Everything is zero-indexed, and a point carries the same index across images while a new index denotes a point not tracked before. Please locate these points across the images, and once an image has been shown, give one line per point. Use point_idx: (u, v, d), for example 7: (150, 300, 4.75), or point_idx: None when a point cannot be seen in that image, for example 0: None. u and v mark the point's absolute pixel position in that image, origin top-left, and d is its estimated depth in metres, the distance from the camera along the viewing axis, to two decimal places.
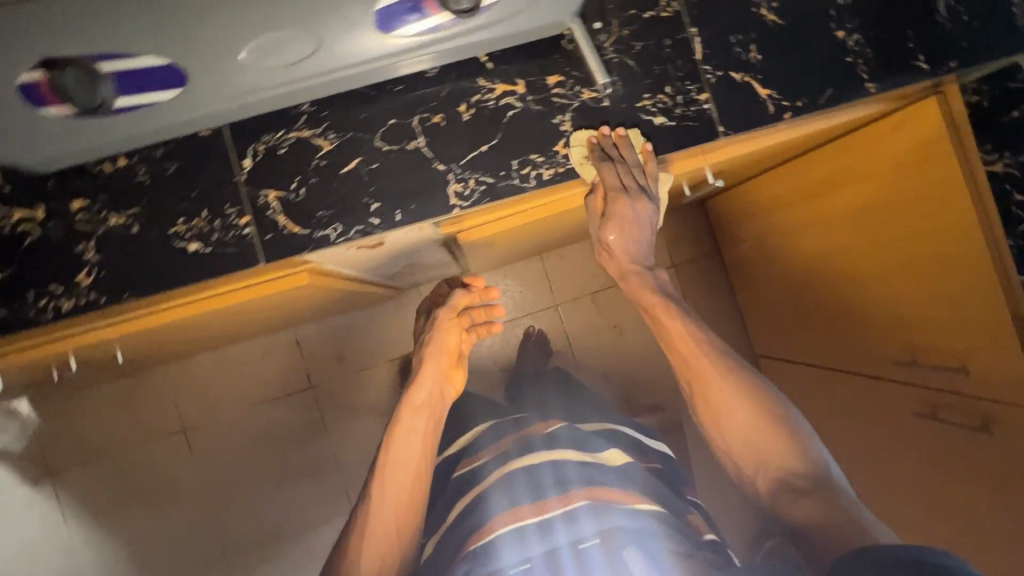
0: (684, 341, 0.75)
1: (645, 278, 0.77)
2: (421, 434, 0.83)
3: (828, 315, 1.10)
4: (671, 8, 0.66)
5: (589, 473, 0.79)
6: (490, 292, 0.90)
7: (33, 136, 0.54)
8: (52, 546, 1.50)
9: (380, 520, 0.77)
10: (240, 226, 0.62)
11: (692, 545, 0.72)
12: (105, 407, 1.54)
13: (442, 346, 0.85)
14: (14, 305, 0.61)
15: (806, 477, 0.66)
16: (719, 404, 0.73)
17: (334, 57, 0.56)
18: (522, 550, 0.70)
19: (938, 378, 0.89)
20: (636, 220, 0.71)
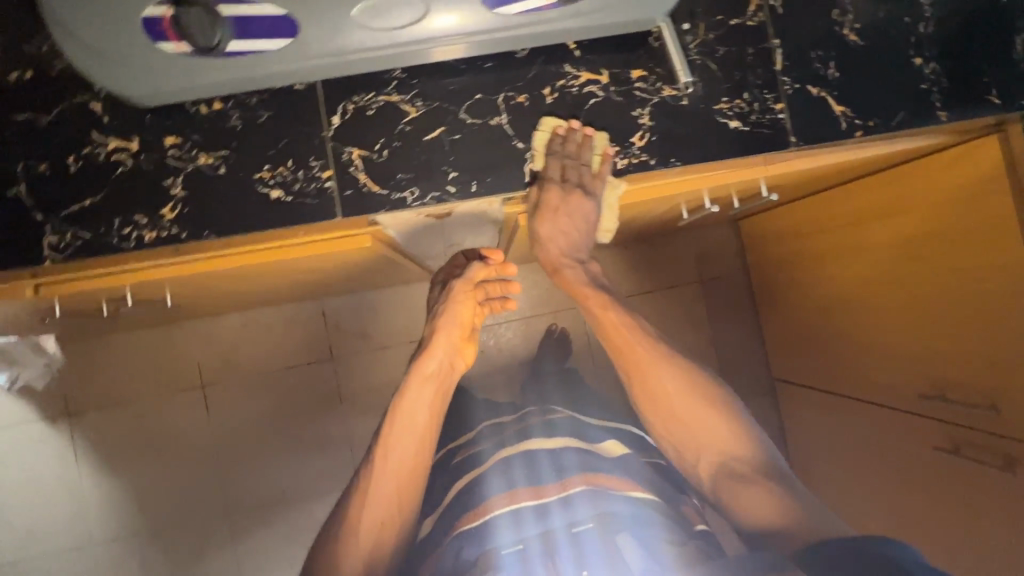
0: (618, 331, 0.81)
1: (577, 271, 0.79)
2: (428, 403, 0.83)
3: (851, 343, 1.11)
4: (757, 18, 0.68)
5: (586, 460, 0.79)
6: (507, 269, 0.85)
7: (145, 70, 0.57)
8: (63, 485, 1.52)
9: (381, 489, 0.79)
10: (322, 179, 0.64)
11: (684, 533, 0.73)
12: (127, 354, 1.55)
13: (456, 318, 0.84)
14: (100, 230, 0.63)
15: (743, 460, 0.77)
16: (660, 394, 0.80)
17: (438, 26, 0.58)
18: (517, 531, 0.71)
19: (965, 415, 0.90)
20: (572, 212, 0.70)
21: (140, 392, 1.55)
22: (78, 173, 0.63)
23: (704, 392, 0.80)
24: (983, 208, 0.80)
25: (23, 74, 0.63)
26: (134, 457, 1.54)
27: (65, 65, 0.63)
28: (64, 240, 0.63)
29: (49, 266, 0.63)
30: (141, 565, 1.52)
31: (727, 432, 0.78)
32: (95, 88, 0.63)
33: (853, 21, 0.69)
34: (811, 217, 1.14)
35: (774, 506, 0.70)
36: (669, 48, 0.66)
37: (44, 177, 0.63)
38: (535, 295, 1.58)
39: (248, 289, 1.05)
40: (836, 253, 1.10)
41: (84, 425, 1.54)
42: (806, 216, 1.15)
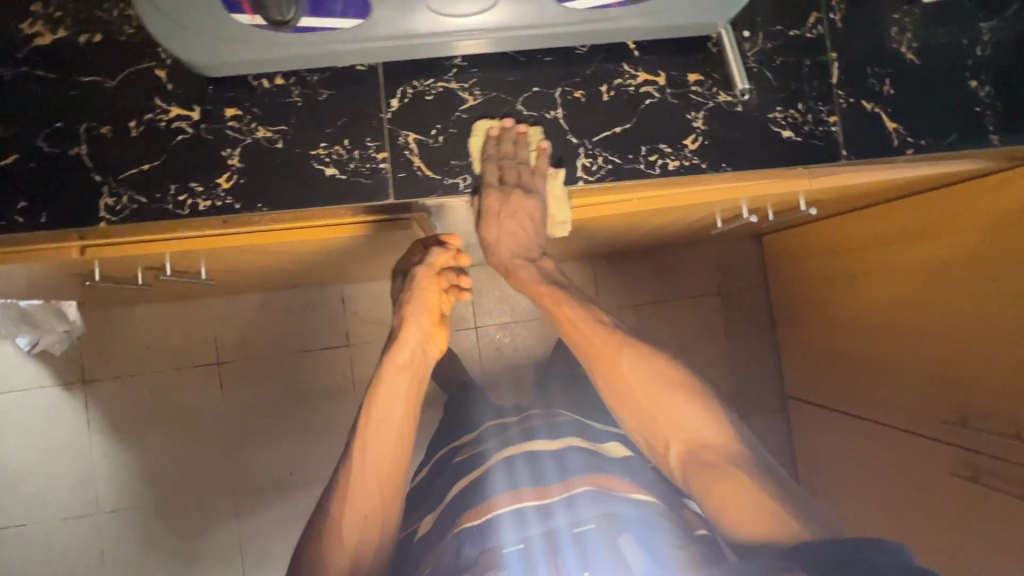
0: (579, 326, 0.74)
1: (532, 271, 0.73)
2: (403, 395, 0.79)
3: (872, 367, 1.10)
4: (816, 30, 0.68)
5: (590, 461, 0.81)
6: (462, 258, 0.82)
7: (217, 40, 0.57)
8: (71, 451, 1.51)
9: (363, 483, 0.75)
10: (377, 160, 0.65)
11: (688, 536, 0.70)
12: (144, 326, 1.55)
13: (424, 305, 0.80)
14: (155, 195, 0.64)
15: (713, 449, 0.70)
16: (626, 384, 0.73)
17: (506, 16, 0.59)
18: (520, 530, 0.72)
19: (987, 443, 0.89)
20: (521, 211, 0.67)
21: (156, 365, 1.55)
22: (138, 138, 0.64)
23: (673, 376, 0.73)
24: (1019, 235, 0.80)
25: (92, 38, 0.64)
26: (144, 430, 1.54)
27: (134, 31, 0.64)
28: (120, 203, 0.63)
29: (103, 227, 0.64)
30: (143, 538, 1.51)
31: (696, 418, 0.71)
32: (161, 56, 0.64)
33: (911, 40, 0.69)
34: (841, 238, 1.14)
35: (752, 507, 0.63)
36: (728, 54, 0.66)
37: (104, 139, 0.64)
38: None
39: (278, 267, 1.05)
40: (862, 276, 1.10)
41: (97, 395, 1.53)
42: (835, 237, 1.16)
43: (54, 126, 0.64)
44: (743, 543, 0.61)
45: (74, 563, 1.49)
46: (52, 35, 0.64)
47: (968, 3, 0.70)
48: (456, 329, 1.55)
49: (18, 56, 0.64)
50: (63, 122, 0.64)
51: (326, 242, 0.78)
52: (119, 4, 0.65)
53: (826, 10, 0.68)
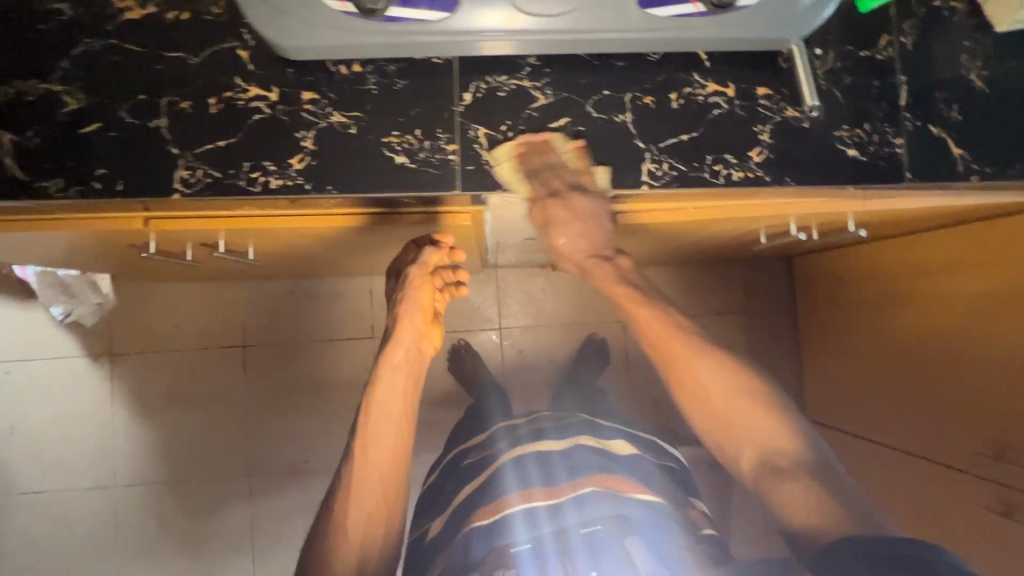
0: (657, 325, 0.77)
1: (607, 268, 0.78)
2: (402, 392, 0.81)
3: (907, 399, 1.09)
4: (886, 53, 0.69)
5: (602, 462, 0.81)
6: (456, 254, 0.87)
7: (307, 24, 0.59)
8: (93, 422, 1.52)
9: (368, 483, 0.75)
10: (446, 151, 0.66)
11: (689, 537, 0.71)
12: (172, 303, 1.56)
13: (417, 304, 0.84)
14: (228, 171, 0.65)
15: (789, 459, 0.66)
16: (698, 389, 0.73)
17: (588, 19, 0.60)
18: (532, 529, 0.71)
19: (1018, 477, 0.87)
20: (580, 215, 0.70)
21: (181, 343, 1.56)
22: (216, 115, 0.65)
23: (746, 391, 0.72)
24: None
25: (179, 15, 0.66)
26: (165, 407, 1.54)
27: (221, 12, 0.66)
28: (195, 176, 0.65)
29: (175, 199, 0.65)
30: (157, 513, 1.52)
31: (768, 427, 0.69)
32: (245, 37, 0.66)
33: (981, 69, 0.70)
34: (876, 269, 1.15)
35: (814, 502, 0.60)
36: (799, 71, 0.67)
37: (184, 113, 0.65)
38: (579, 303, 1.58)
39: (320, 253, 1.06)
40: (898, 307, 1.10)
41: (122, 368, 1.54)
42: (872, 268, 1.17)
43: (136, 98, 0.65)
44: (795, 536, 0.58)
45: (88, 534, 1.50)
46: (141, 10, 0.66)
47: None
48: (481, 329, 1.55)
49: (107, 28, 0.66)
50: (146, 95, 0.65)
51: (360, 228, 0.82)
52: None
53: (897, 33, 0.69)
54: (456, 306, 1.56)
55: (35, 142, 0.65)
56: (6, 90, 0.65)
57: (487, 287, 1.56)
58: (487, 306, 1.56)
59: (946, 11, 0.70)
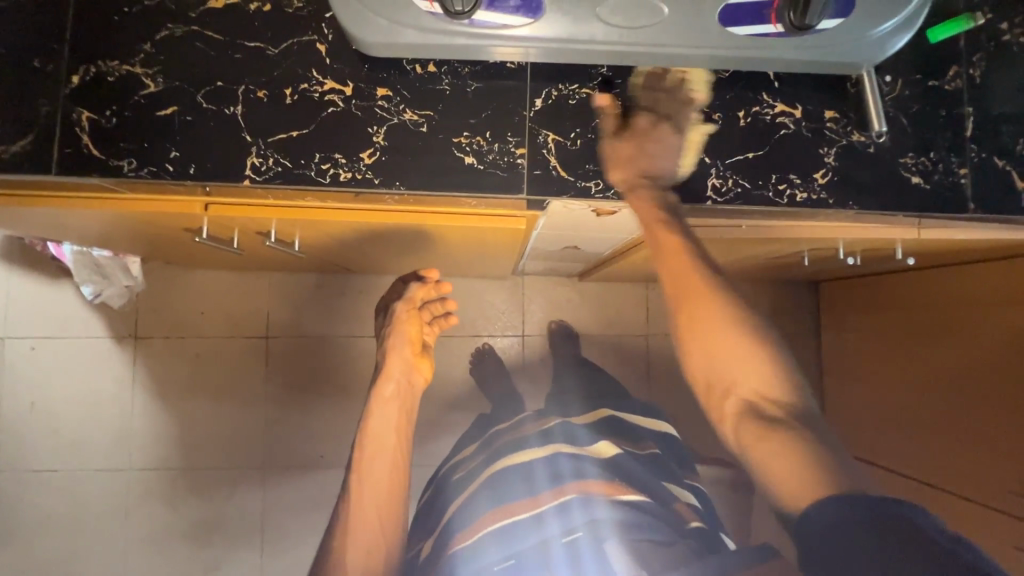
0: (677, 256, 0.65)
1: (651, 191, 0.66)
2: (394, 424, 0.88)
3: (939, 440, 1.10)
4: (954, 83, 0.70)
5: (557, 471, 0.88)
6: (444, 287, 0.95)
7: (391, 22, 0.60)
8: (113, 403, 1.52)
9: (365, 515, 0.78)
10: (515, 155, 0.67)
11: (674, 535, 0.76)
12: (201, 291, 1.56)
13: (404, 338, 0.91)
14: (300, 162, 0.66)
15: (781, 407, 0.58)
16: (728, 347, 0.61)
17: (668, 34, 0.61)
18: (499, 549, 0.77)
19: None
20: (660, 140, 0.66)
21: (205, 330, 1.56)
22: (291, 106, 0.66)
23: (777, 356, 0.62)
24: None
25: (262, 6, 0.67)
26: (185, 395, 1.54)
27: (302, 5, 0.67)
28: (266, 164, 0.66)
29: (244, 186, 0.66)
30: (169, 501, 1.51)
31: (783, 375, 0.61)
32: (324, 31, 0.67)
33: None
34: (909, 323, 1.18)
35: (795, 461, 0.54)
36: (869, 97, 0.68)
37: (260, 102, 0.66)
38: (604, 315, 1.58)
39: (360, 249, 1.07)
40: (930, 358, 1.12)
41: (145, 352, 1.54)
42: (905, 320, 1.19)
43: (214, 84, 0.66)
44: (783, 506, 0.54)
45: (100, 516, 1.49)
46: None
47: None
48: (504, 334, 1.55)
49: (191, 15, 0.67)
50: (224, 82, 0.66)
51: (409, 226, 0.81)
52: None
53: (965, 65, 0.70)
54: (482, 309, 1.55)
55: (113, 122, 0.66)
56: (89, 69, 0.66)
57: (514, 293, 1.57)
58: (512, 312, 1.56)
59: (1015, 45, 0.70)
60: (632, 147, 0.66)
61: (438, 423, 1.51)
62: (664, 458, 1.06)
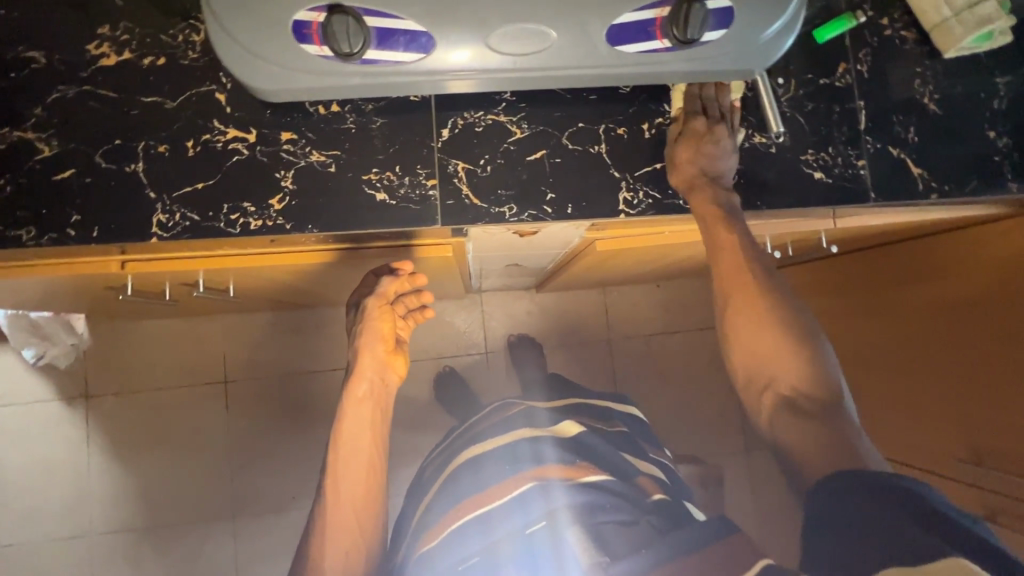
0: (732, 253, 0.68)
1: (711, 190, 0.68)
2: (368, 427, 0.79)
3: (888, 399, 1.13)
4: (844, 80, 0.73)
5: (518, 457, 0.86)
6: (417, 280, 0.81)
7: (283, 68, 0.60)
8: (68, 467, 1.46)
9: (339, 517, 0.74)
10: (427, 187, 0.67)
11: (636, 512, 0.78)
12: (151, 340, 1.52)
13: (376, 336, 0.79)
14: (208, 214, 0.65)
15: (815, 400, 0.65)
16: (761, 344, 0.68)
17: (558, 57, 0.62)
18: (463, 549, 0.76)
19: (988, 479, 0.94)
20: (719, 142, 0.67)
21: (160, 380, 1.52)
22: (194, 157, 0.66)
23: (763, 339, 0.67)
24: (1008, 280, 0.88)
25: (155, 61, 0.67)
26: (145, 450, 1.49)
27: (197, 56, 0.67)
28: (173, 220, 0.65)
29: (153, 243, 0.65)
30: (135, 562, 1.45)
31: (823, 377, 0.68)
32: (222, 80, 0.67)
33: (932, 93, 0.74)
34: (852, 279, 1.17)
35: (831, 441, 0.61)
36: (764, 99, 0.70)
37: (162, 157, 0.65)
38: (564, 323, 1.59)
39: (301, 287, 1.05)
40: (879, 314, 1.12)
41: (98, 410, 1.49)
42: (850, 277, 1.18)
43: (112, 143, 0.65)
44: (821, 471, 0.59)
45: None
46: (116, 56, 0.66)
47: (985, 59, 0.75)
48: (467, 354, 1.55)
49: (82, 75, 0.66)
50: (122, 140, 0.65)
51: (334, 262, 0.81)
52: (184, 30, 0.67)
53: (853, 61, 0.73)
54: (441, 331, 1.55)
55: (8, 191, 0.64)
56: None
57: (473, 312, 1.56)
58: (472, 331, 1.56)
59: (897, 39, 0.74)
60: (692, 150, 0.67)
61: (406, 450, 1.49)
62: (634, 437, 1.05)
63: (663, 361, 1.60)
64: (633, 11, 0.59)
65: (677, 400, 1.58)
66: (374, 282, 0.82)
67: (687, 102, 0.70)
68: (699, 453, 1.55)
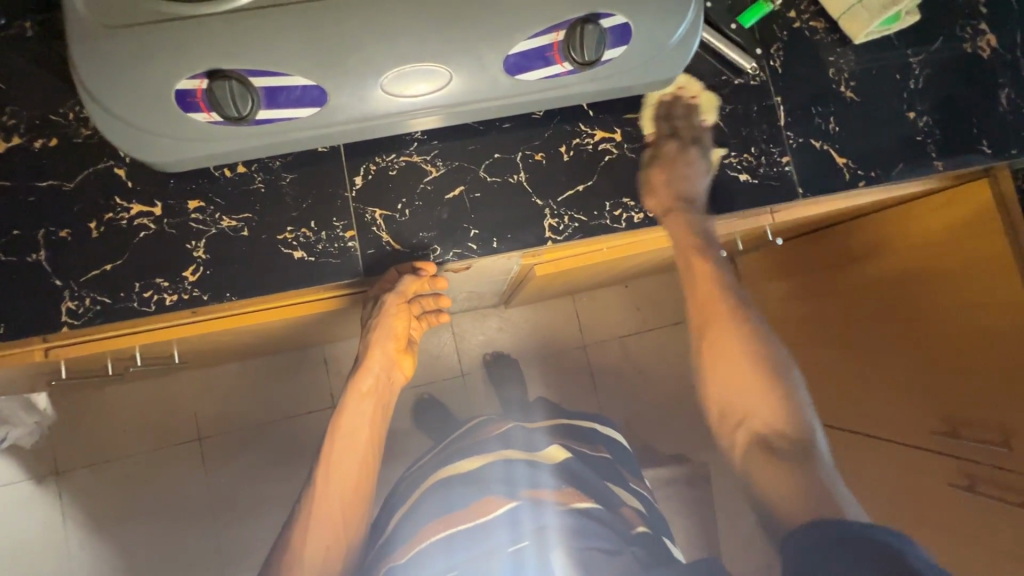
0: (704, 286, 0.77)
1: (688, 215, 0.70)
2: (369, 422, 0.75)
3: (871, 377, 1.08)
4: (759, 78, 0.73)
5: (512, 472, 0.79)
6: (439, 283, 0.70)
7: (176, 139, 0.58)
8: (43, 550, 1.34)
9: (326, 504, 0.71)
10: (345, 239, 0.66)
11: (621, 541, 0.72)
12: (117, 406, 1.40)
13: (389, 333, 0.73)
14: (120, 295, 0.63)
15: (784, 433, 0.70)
16: (727, 371, 0.76)
17: (459, 92, 0.61)
18: (449, 557, 0.70)
19: (977, 452, 0.90)
20: (689, 168, 0.70)
21: (130, 447, 1.39)
22: (98, 239, 0.63)
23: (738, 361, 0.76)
24: (980, 244, 0.84)
25: (47, 142, 0.64)
26: (125, 523, 1.37)
27: (90, 132, 0.65)
28: (83, 305, 0.62)
29: (64, 332, 0.62)
30: None
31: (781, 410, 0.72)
32: (120, 155, 0.64)
33: (848, 79, 0.74)
34: (818, 258, 1.14)
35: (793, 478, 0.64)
36: (719, 43, 0.70)
37: (65, 242, 0.63)
38: (538, 336, 1.55)
39: (249, 345, 1.02)
40: (853, 294, 1.08)
41: (71, 486, 1.37)
42: (818, 258, 1.14)
43: (11, 234, 0.63)
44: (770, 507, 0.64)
45: None
46: (6, 142, 0.64)
47: (895, 41, 0.75)
48: (442, 379, 1.50)
49: None
50: (21, 230, 0.63)
51: (269, 324, 0.77)
52: (75, 106, 0.65)
53: (765, 57, 0.73)
54: None
55: None
56: None
57: (442, 333, 1.51)
58: (444, 356, 1.51)
59: (806, 30, 0.74)
60: (666, 175, 0.70)
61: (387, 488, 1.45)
62: (616, 464, 0.94)
63: (641, 360, 1.58)
64: (529, 38, 0.57)
65: (658, 398, 1.56)
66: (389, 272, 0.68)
67: (657, 123, 0.71)
68: (686, 449, 1.54)
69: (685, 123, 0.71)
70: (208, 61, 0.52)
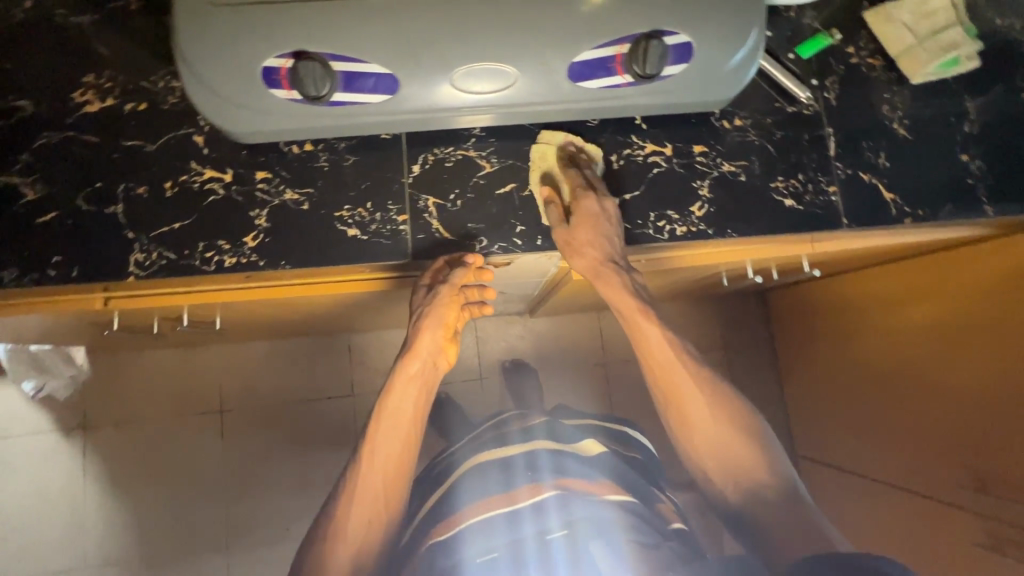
0: (661, 350, 0.76)
1: (622, 278, 0.72)
2: (413, 405, 0.75)
3: (898, 421, 1.06)
4: (811, 108, 0.74)
5: (559, 461, 0.78)
6: (485, 275, 0.69)
7: (254, 111, 0.62)
8: (63, 500, 1.38)
9: (369, 483, 0.72)
10: (398, 222, 0.69)
11: (656, 535, 0.71)
12: (149, 369, 1.45)
13: (440, 321, 0.72)
14: (184, 252, 0.67)
15: (771, 486, 0.70)
16: (699, 440, 0.74)
17: (521, 94, 0.63)
18: (489, 540, 0.70)
19: (1004, 510, 0.87)
20: (611, 220, 0.69)
21: (156, 410, 1.44)
22: (171, 199, 0.68)
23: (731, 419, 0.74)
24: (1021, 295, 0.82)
25: (136, 106, 0.69)
26: (143, 483, 1.41)
27: (176, 101, 0.70)
28: (150, 258, 0.66)
29: (129, 281, 0.66)
30: None
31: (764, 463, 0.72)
32: (200, 123, 0.69)
33: (902, 118, 0.74)
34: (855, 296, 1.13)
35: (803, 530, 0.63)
36: (775, 72, 0.73)
37: (140, 199, 0.68)
38: (559, 348, 1.56)
39: (287, 321, 1.06)
40: (888, 336, 1.06)
41: (96, 442, 1.42)
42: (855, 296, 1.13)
43: (94, 186, 0.67)
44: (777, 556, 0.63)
45: None
46: (100, 103, 0.69)
47: (953, 85, 0.75)
48: (461, 380, 1.52)
49: (67, 121, 0.68)
50: (102, 183, 0.68)
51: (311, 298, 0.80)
52: (165, 76, 0.70)
53: (820, 88, 0.74)
54: None
55: None
56: None
57: (465, 335, 1.53)
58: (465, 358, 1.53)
59: (863, 67, 0.75)
60: (591, 231, 0.68)
61: None
62: (648, 466, 0.90)
63: None
64: (595, 48, 0.60)
65: None
66: (443, 264, 0.69)
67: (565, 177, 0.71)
68: None
69: (589, 175, 0.70)
70: (296, 43, 0.56)
